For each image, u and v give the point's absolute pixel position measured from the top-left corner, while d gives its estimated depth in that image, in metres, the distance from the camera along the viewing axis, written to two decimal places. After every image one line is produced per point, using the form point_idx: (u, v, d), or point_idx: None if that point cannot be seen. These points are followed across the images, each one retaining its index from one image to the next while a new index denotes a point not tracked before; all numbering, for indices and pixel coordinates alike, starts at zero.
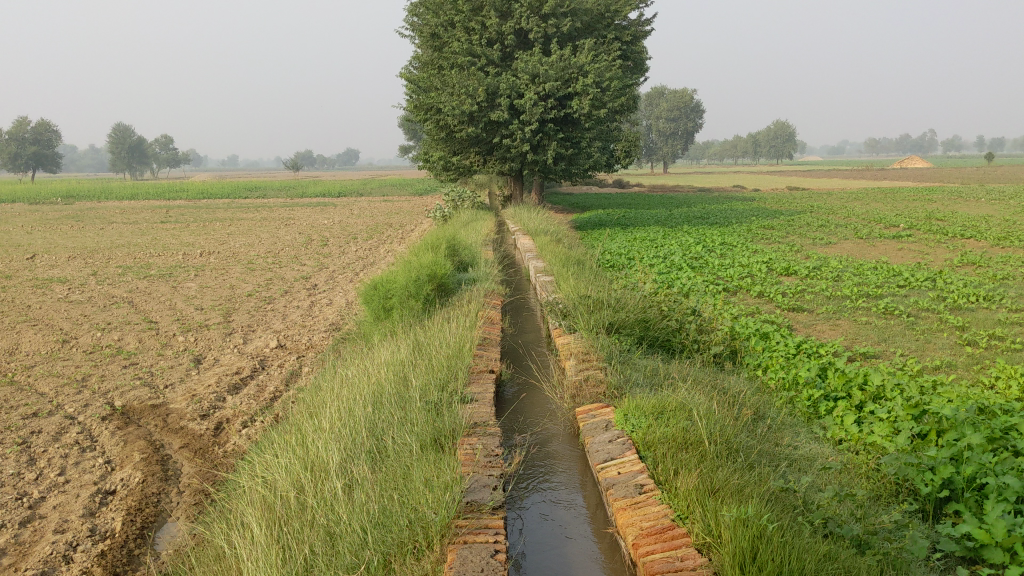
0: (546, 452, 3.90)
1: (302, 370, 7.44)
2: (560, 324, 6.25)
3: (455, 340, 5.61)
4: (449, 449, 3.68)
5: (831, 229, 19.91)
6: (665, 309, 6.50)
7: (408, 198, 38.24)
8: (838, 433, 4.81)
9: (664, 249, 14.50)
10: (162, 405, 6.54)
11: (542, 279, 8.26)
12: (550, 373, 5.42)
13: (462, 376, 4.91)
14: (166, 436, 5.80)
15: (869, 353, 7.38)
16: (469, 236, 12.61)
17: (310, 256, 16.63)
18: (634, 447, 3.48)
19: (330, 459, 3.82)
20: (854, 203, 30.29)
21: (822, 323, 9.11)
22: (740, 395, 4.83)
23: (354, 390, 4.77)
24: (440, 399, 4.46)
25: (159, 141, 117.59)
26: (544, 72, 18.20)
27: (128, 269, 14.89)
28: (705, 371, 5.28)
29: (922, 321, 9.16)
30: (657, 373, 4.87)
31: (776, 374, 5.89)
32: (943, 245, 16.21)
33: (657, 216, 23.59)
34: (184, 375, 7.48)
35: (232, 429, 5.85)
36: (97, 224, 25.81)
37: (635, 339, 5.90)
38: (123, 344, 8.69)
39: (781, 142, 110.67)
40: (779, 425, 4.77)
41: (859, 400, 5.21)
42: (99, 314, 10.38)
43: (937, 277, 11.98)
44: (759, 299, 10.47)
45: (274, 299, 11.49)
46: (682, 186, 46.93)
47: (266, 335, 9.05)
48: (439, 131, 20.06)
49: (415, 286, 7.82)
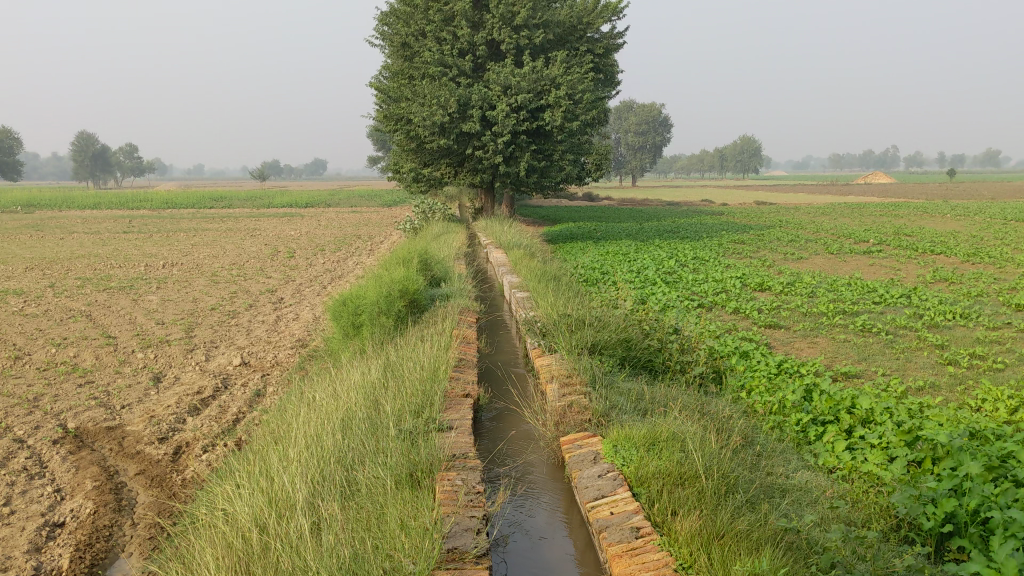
0: (529, 487, 3.65)
1: (267, 390, 7.13)
2: (539, 343, 6.02)
3: (430, 361, 5.35)
4: (427, 486, 3.42)
5: (801, 244, 19.88)
6: (646, 327, 6.28)
7: (377, 210, 37.90)
8: (830, 460, 4.59)
9: (638, 263, 14.33)
10: (118, 428, 6.21)
11: (518, 296, 8.03)
12: (529, 397, 5.17)
13: (438, 402, 4.65)
14: (121, 462, 5.48)
15: (851, 372, 7.23)
16: (440, 250, 12.35)
17: (277, 268, 16.30)
18: (626, 484, 3.25)
19: (296, 495, 3.54)
20: (821, 217, 30.42)
21: (800, 340, 8.96)
22: (728, 420, 4.61)
23: (324, 415, 4.49)
24: (416, 427, 4.20)
25: (125, 150, 116.24)
26: (516, 83, 18.01)
27: (87, 280, 14.46)
28: (690, 393, 5.06)
29: (899, 339, 9.03)
30: (643, 397, 4.65)
31: (761, 396, 5.67)
32: (914, 261, 16.19)
33: (629, 229, 23.46)
34: (143, 394, 7.14)
35: (192, 454, 5.55)
36: (57, 234, 25.22)
37: (617, 361, 5.68)
38: (79, 361, 8.32)
39: (747, 157, 111.67)
40: (769, 453, 4.55)
41: (848, 425, 5.01)
42: (55, 328, 9.99)
43: (912, 294, 11.90)
44: (735, 315, 10.31)
45: (239, 313, 11.14)
46: (651, 199, 46.93)
47: (230, 352, 8.72)
48: (410, 142, 19.81)
49: (386, 301, 7.55)
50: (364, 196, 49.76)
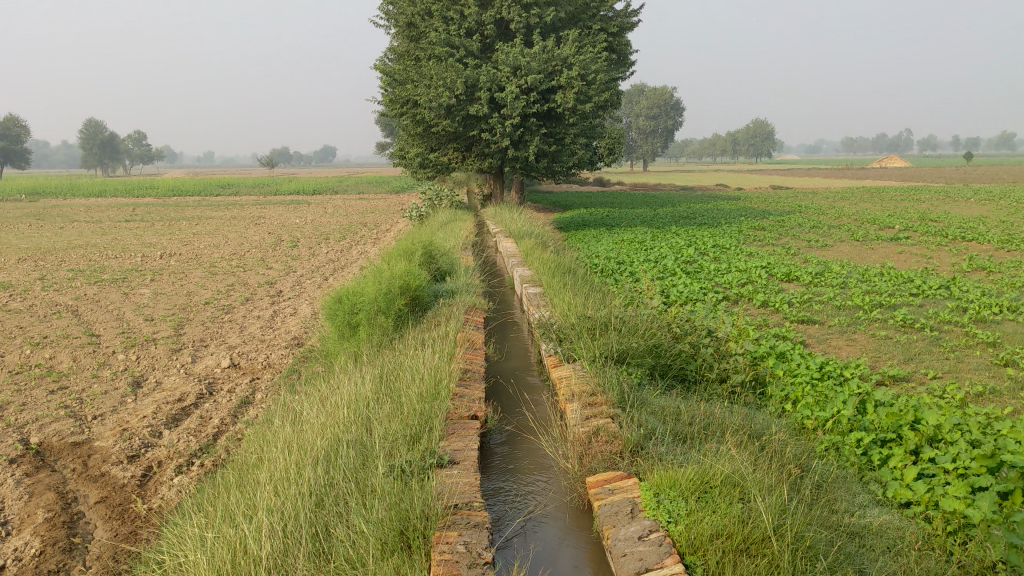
0: (550, 545, 2.98)
1: (255, 397, 6.45)
2: (556, 351, 5.35)
3: (430, 374, 4.66)
4: (421, 554, 2.76)
5: (824, 231, 19.10)
6: (676, 328, 5.58)
7: (386, 197, 37.21)
8: (903, 492, 3.88)
9: (655, 251, 13.63)
10: (85, 443, 5.55)
11: (531, 291, 7.36)
12: (547, 417, 4.47)
13: (439, 428, 3.93)
14: (81, 487, 4.82)
15: (899, 376, 6.54)
16: (446, 239, 11.66)
17: (279, 258, 15.65)
18: (677, 552, 2.60)
19: (260, 551, 2.88)
20: (841, 203, 29.56)
21: (837, 338, 8.26)
22: (779, 442, 3.92)
23: (305, 444, 3.80)
24: (412, 460, 3.49)
25: (134, 137, 116.16)
26: (526, 64, 17.22)
27: (79, 272, 13.81)
28: (732, 410, 4.38)
29: (945, 336, 8.29)
30: (681, 419, 3.98)
31: (810, 410, 4.95)
32: (946, 249, 15.39)
33: (643, 215, 22.68)
34: (119, 403, 6.46)
35: (163, 478, 4.89)
36: (58, 223, 24.59)
37: (647, 371, 4.99)
38: (55, 363, 7.66)
39: (760, 142, 110.63)
40: (829, 484, 3.84)
41: (915, 445, 4.25)
42: (36, 326, 9.34)
43: (952, 284, 11.12)
44: (764, 309, 9.58)
45: (233, 308, 10.46)
46: (665, 185, 46.13)
47: (218, 353, 8.03)
48: (416, 126, 19.05)
49: (385, 300, 6.88)
50: (370, 181, 49.11)
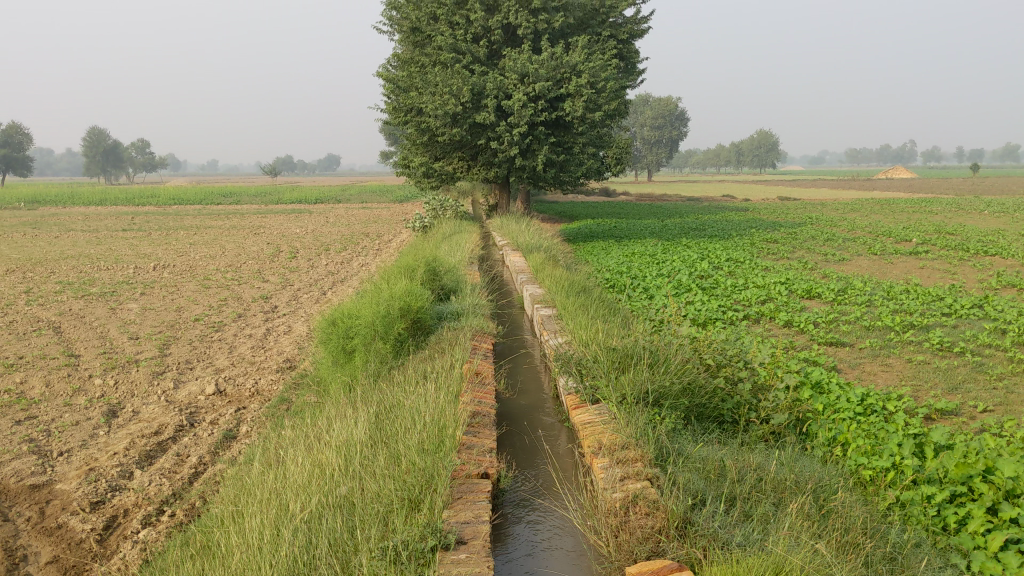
0: None
1: (240, 431, 5.85)
2: (579, 390, 4.79)
3: (433, 419, 4.07)
4: None
5: (840, 243, 18.51)
6: (709, 362, 4.97)
7: (389, 207, 36.61)
8: (990, 566, 3.27)
9: (668, 265, 13.03)
10: (44, 485, 4.93)
11: (543, 316, 6.76)
12: (569, 476, 3.90)
13: (443, 491, 3.35)
14: (33, 543, 4.21)
15: (946, 409, 5.92)
16: (452, 253, 11.10)
17: (276, 271, 15.07)
18: None
19: None
20: (854, 214, 28.81)
21: (871, 363, 7.66)
22: (846, 507, 3.34)
23: (283, 508, 3.21)
24: (410, 541, 2.91)
25: (138, 146, 116.10)
26: (534, 71, 16.67)
27: (67, 285, 13.21)
28: (784, 461, 3.81)
29: (989, 362, 7.67)
30: (729, 477, 3.42)
31: (862, 456, 4.32)
32: (969, 264, 14.74)
33: (652, 227, 22.04)
34: (88, 436, 5.84)
35: (127, 532, 4.29)
36: (51, 231, 24.01)
37: (680, 415, 4.42)
38: (26, 389, 7.04)
39: (767, 151, 110.05)
40: (905, 554, 3.24)
41: (992, 502, 3.61)
42: (12, 346, 8.73)
43: (985, 303, 10.48)
44: (788, 330, 8.97)
45: (225, 326, 9.84)
46: (675, 195, 45.56)
47: (204, 377, 7.42)
48: (420, 135, 18.50)
49: (384, 323, 6.28)
50: (376, 191, 48.71)
